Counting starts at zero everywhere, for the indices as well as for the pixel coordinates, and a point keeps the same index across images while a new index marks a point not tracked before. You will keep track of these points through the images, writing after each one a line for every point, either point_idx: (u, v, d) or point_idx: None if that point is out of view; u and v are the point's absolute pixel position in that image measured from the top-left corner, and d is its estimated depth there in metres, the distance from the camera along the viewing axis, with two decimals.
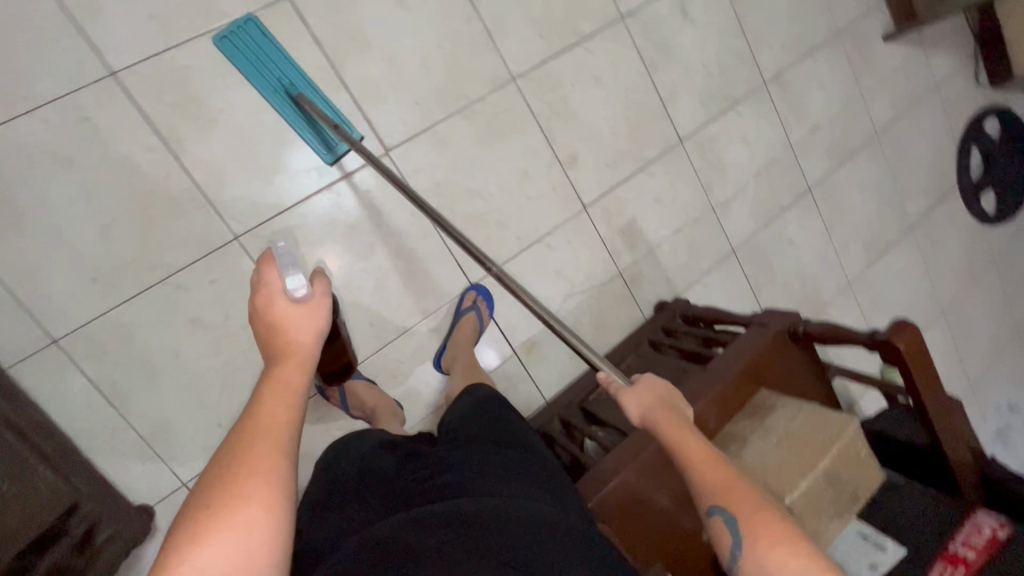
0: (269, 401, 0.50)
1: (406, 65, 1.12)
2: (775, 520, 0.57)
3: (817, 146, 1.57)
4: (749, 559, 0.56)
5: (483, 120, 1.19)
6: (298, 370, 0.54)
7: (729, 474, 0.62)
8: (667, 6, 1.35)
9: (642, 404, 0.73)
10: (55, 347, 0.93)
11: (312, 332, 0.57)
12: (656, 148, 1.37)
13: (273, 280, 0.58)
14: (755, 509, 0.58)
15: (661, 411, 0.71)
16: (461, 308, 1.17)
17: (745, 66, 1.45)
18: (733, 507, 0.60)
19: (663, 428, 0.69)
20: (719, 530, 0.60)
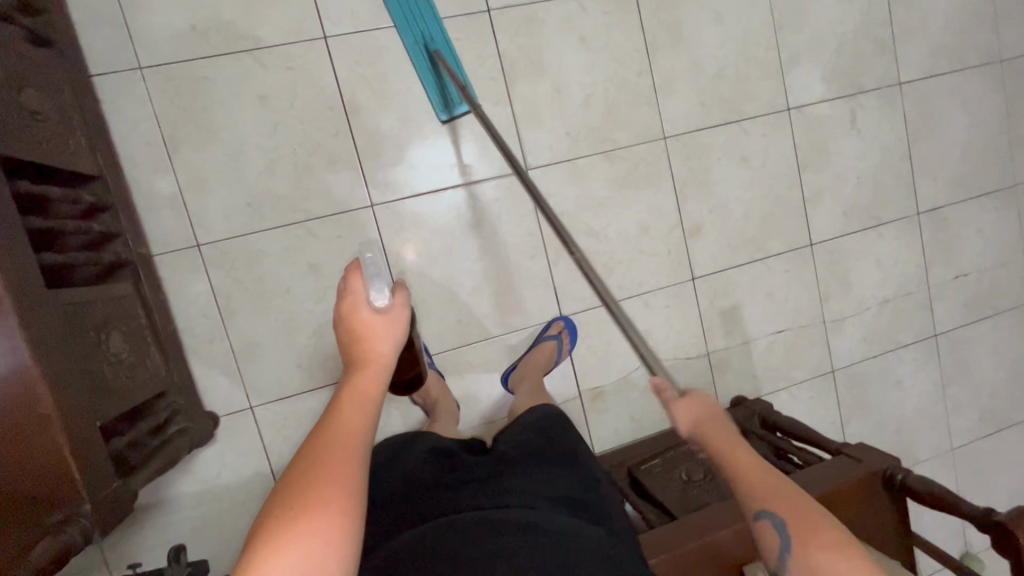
0: (345, 418, 0.54)
1: (569, 97, 1.18)
2: (829, 531, 0.55)
3: (957, 293, 1.45)
4: (799, 566, 0.55)
5: (624, 167, 1.21)
6: (375, 384, 0.57)
7: (793, 494, 0.59)
8: (838, 111, 1.33)
9: (693, 416, 0.64)
10: (195, 251, 1.04)
11: (389, 343, 0.60)
12: (781, 245, 1.32)
13: (358, 288, 0.61)
14: (819, 527, 0.55)
15: (714, 427, 0.63)
16: (545, 333, 1.18)
17: (902, 191, 1.39)
18: (806, 528, 0.56)
19: (723, 449, 0.62)
20: (764, 533, 0.58)
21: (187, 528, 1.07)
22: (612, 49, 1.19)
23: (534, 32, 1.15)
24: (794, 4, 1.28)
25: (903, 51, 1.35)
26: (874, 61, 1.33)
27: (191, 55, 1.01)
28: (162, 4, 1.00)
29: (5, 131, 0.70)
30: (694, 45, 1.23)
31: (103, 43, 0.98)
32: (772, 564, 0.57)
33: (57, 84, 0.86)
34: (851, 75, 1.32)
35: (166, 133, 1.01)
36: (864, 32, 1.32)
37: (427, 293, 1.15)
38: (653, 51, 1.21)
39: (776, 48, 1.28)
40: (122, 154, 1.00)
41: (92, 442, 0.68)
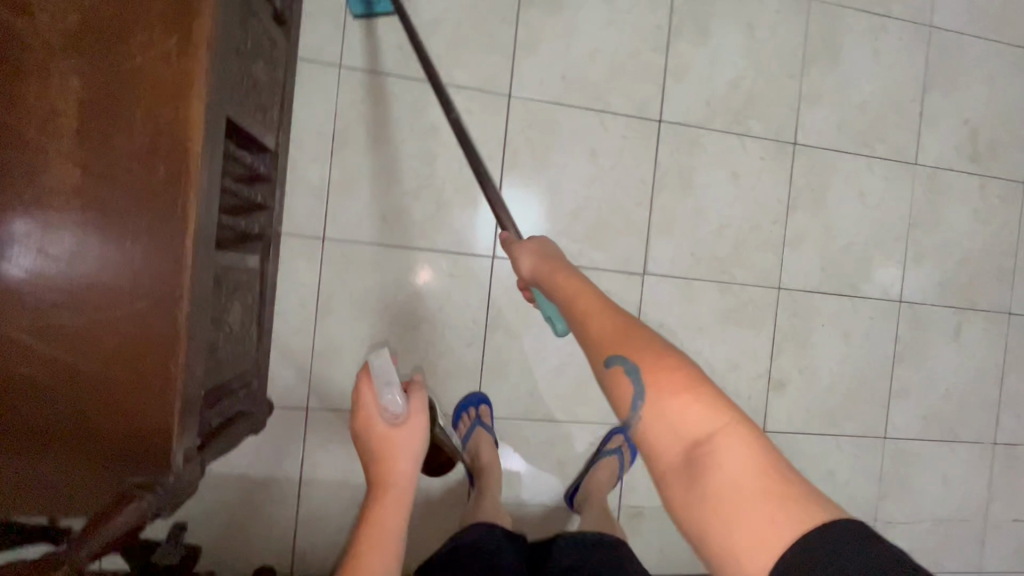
0: (370, 545, 0.60)
1: (705, 221, 1.21)
2: (677, 364, 0.47)
3: (1012, 536, 1.40)
4: (650, 415, 0.45)
5: (733, 303, 1.22)
6: (396, 504, 0.63)
7: (628, 324, 0.50)
8: (945, 318, 1.33)
9: (534, 261, 0.63)
10: (319, 243, 1.05)
11: (407, 459, 0.65)
12: (857, 428, 1.30)
13: (369, 402, 0.66)
14: (655, 355, 0.47)
15: (552, 268, 0.60)
16: (604, 449, 1.14)
17: (984, 415, 1.37)
18: (626, 346, 0.48)
19: (558, 285, 0.58)
20: (617, 384, 0.47)
21: (199, 509, 1.03)
22: (757, 191, 1.23)
23: (693, 153, 1.19)
24: (932, 207, 1.32)
25: (1020, 284, 1.37)
26: (991, 285, 1.36)
27: (388, 71, 1.07)
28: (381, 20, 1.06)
29: (235, 95, 0.73)
30: (832, 213, 1.27)
31: (318, 35, 1.04)
32: (621, 416, 0.47)
33: (276, 62, 0.90)
34: (966, 289, 1.34)
35: (338, 130, 1.05)
36: (989, 254, 1.35)
37: (511, 356, 1.13)
38: (794, 207, 1.24)
39: (905, 241, 1.31)
40: (292, 135, 1.04)
41: (192, 418, 0.66)
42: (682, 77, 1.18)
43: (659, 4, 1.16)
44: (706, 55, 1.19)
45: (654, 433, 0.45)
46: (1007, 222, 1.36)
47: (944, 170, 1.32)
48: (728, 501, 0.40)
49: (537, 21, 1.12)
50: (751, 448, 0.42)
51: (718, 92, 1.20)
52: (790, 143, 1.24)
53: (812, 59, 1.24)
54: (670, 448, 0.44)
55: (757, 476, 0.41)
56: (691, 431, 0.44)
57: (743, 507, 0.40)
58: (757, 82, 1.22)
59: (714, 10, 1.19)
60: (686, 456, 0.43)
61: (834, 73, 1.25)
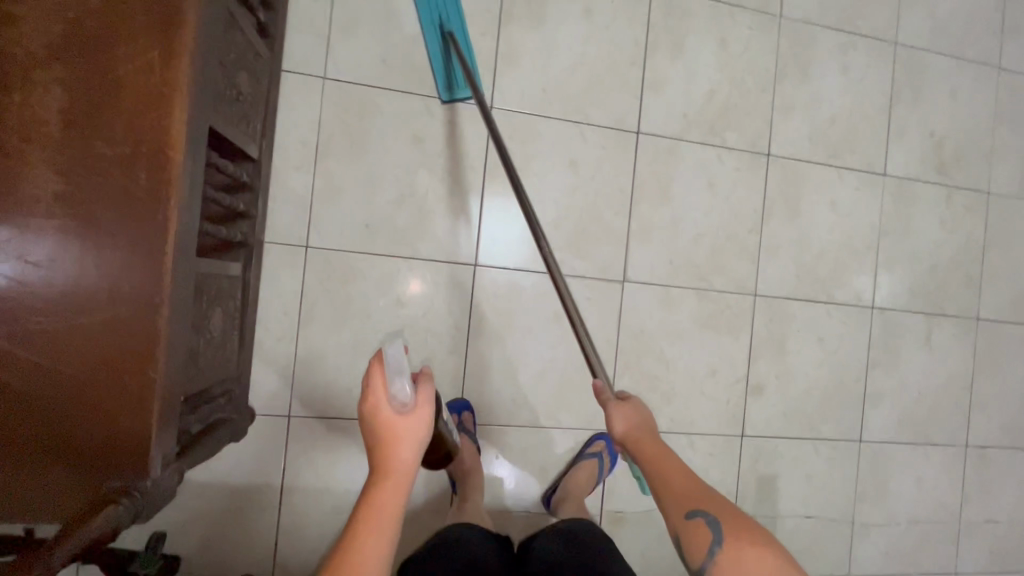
0: (365, 531, 0.60)
1: (683, 230, 1.24)
2: (727, 506, 0.62)
3: (985, 537, 1.43)
4: (734, 562, 0.59)
5: (710, 309, 1.25)
6: (395, 491, 0.63)
7: (706, 488, 0.65)
8: (916, 324, 1.37)
9: (629, 422, 0.73)
10: (302, 250, 1.06)
11: (412, 448, 0.64)
12: (833, 431, 1.32)
13: (377, 390, 0.64)
14: (733, 515, 0.61)
15: (643, 440, 0.71)
16: (585, 452, 1.17)
17: (956, 419, 1.41)
18: (719, 511, 0.62)
19: (647, 456, 0.69)
20: (699, 533, 0.61)
21: (178, 518, 1.02)
22: (732, 200, 1.26)
23: (670, 163, 1.23)
24: (902, 216, 1.36)
25: (987, 291, 1.42)
26: (959, 292, 1.40)
27: (371, 82, 1.09)
28: (365, 33, 1.08)
29: (217, 104, 0.74)
30: (805, 221, 1.30)
31: (302, 47, 1.06)
32: (696, 563, 0.61)
33: (260, 73, 0.92)
34: (936, 296, 1.38)
35: (321, 139, 1.07)
36: (957, 262, 1.40)
37: (494, 363, 1.15)
38: (768, 216, 1.28)
39: (876, 249, 1.35)
40: (276, 144, 1.05)
41: (170, 423, 0.66)
42: (659, 90, 1.22)
43: (636, 20, 1.20)
44: (682, 70, 1.23)
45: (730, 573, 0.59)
46: (972, 230, 1.41)
47: (912, 181, 1.37)
48: None
49: (518, 35, 1.15)
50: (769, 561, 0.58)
51: (694, 105, 1.24)
52: (764, 155, 1.28)
53: (785, 73, 1.29)
54: None
55: None
56: None
57: None
58: (732, 95, 1.26)
59: (689, 26, 1.23)
60: None
61: (805, 87, 1.30)
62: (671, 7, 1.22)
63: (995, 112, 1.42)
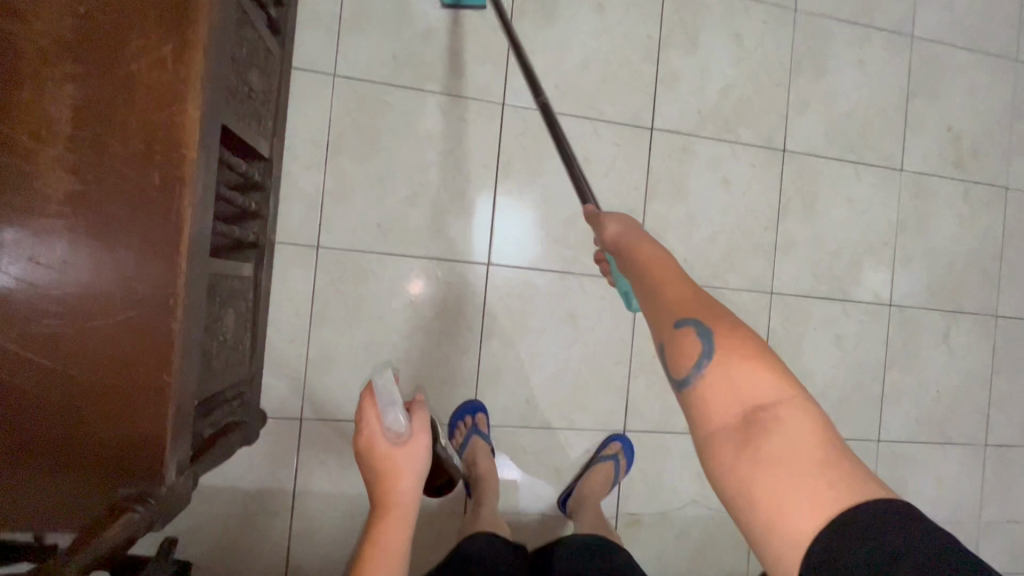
0: (371, 568, 0.60)
1: (698, 227, 1.22)
2: (745, 336, 0.46)
3: (1006, 538, 1.41)
4: (715, 370, 0.45)
5: (726, 307, 1.23)
6: (399, 526, 0.63)
7: (706, 300, 0.50)
8: (933, 322, 1.35)
9: (623, 231, 0.61)
10: (313, 251, 1.04)
11: (411, 479, 0.64)
12: (851, 431, 1.30)
13: (373, 425, 0.63)
14: (733, 327, 0.46)
15: (640, 236, 0.59)
16: (602, 453, 1.15)
17: (975, 418, 1.38)
18: (712, 321, 0.47)
19: (645, 253, 0.56)
20: (684, 339, 0.47)
21: (189, 524, 1.01)
22: (748, 196, 1.24)
23: (685, 159, 1.21)
24: (919, 212, 1.34)
25: (1006, 288, 1.40)
26: (977, 289, 1.38)
27: (382, 80, 1.07)
28: (375, 29, 1.07)
29: (230, 101, 0.73)
30: (821, 217, 1.28)
31: (311, 44, 1.04)
32: (678, 373, 0.46)
33: (271, 70, 0.90)
34: (953, 294, 1.36)
35: (331, 138, 1.05)
36: (975, 258, 1.38)
37: (507, 363, 1.13)
38: (784, 213, 1.26)
39: (893, 245, 1.33)
40: (286, 143, 1.03)
41: (184, 428, 0.65)
42: (673, 85, 1.20)
43: (649, 15, 1.18)
44: (696, 64, 1.21)
45: (717, 385, 0.44)
46: (990, 226, 1.38)
47: (929, 176, 1.35)
48: (825, 482, 0.39)
49: (530, 31, 1.13)
50: (812, 415, 0.43)
51: (708, 100, 1.22)
52: (779, 151, 1.26)
53: (800, 68, 1.27)
54: (726, 407, 0.44)
55: (796, 441, 0.41)
56: (748, 394, 0.43)
57: (843, 484, 0.39)
58: (746, 91, 1.24)
59: (703, 20, 1.21)
60: (742, 417, 0.43)
61: (821, 81, 1.28)
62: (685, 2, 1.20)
63: (1013, 106, 1.40)
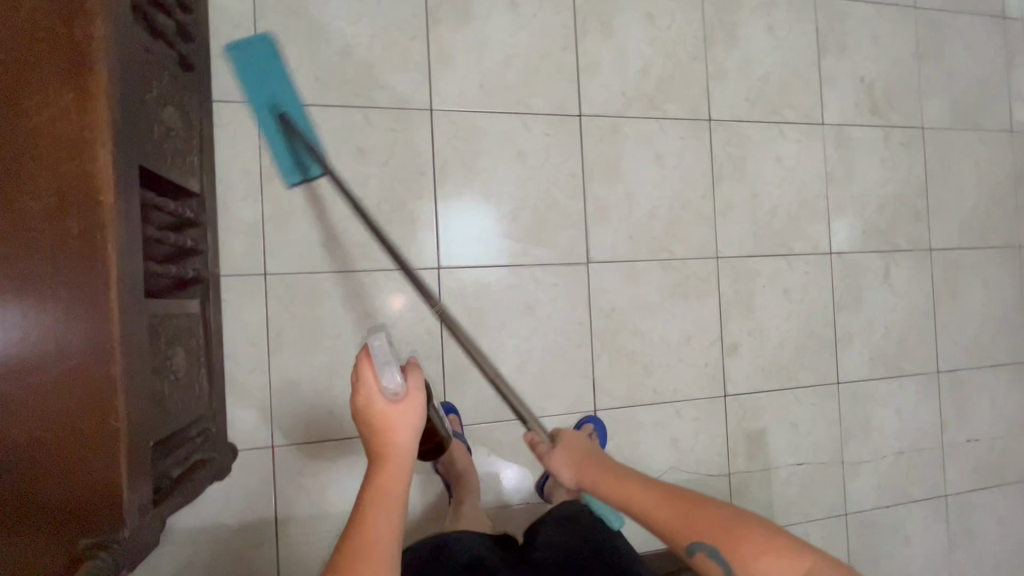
0: (374, 511, 0.64)
1: (638, 204, 1.26)
2: (701, 512, 0.70)
3: (968, 456, 1.49)
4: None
5: (676, 277, 1.27)
6: (397, 476, 0.68)
7: (674, 501, 0.72)
8: (873, 263, 1.42)
9: (576, 466, 0.83)
10: (261, 278, 1.05)
11: (408, 432, 0.69)
12: (811, 377, 1.36)
13: (369, 382, 0.69)
14: (716, 525, 0.68)
15: (591, 469, 0.81)
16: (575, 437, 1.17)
17: (924, 348, 1.46)
18: (704, 530, 0.68)
19: (604, 486, 0.78)
20: (705, 562, 0.67)
21: (174, 567, 1.00)
22: (681, 168, 1.29)
23: (616, 140, 1.25)
24: (845, 162, 1.41)
25: (935, 222, 1.48)
26: (909, 226, 1.45)
27: (307, 101, 1.08)
28: (293, 53, 1.08)
29: (146, 142, 0.73)
30: (754, 179, 1.34)
31: (229, 75, 1.05)
32: None
33: (189, 106, 0.90)
34: (888, 234, 1.44)
35: (263, 165, 1.06)
36: (903, 198, 1.45)
37: (471, 362, 1.15)
38: (718, 179, 1.31)
39: (825, 196, 1.39)
40: (219, 175, 1.03)
41: (141, 470, 0.65)
42: (595, 71, 1.24)
43: (562, 5, 1.22)
44: (614, 48, 1.25)
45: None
46: (912, 166, 1.46)
47: (849, 127, 1.41)
48: None
49: (447, 35, 1.15)
50: (773, 565, 0.64)
51: (630, 81, 1.26)
52: (706, 121, 1.31)
53: (713, 39, 1.32)
54: None
55: None
56: None
57: None
58: (666, 68, 1.28)
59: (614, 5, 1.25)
60: None
61: (735, 50, 1.33)
62: None
63: (918, 50, 1.47)
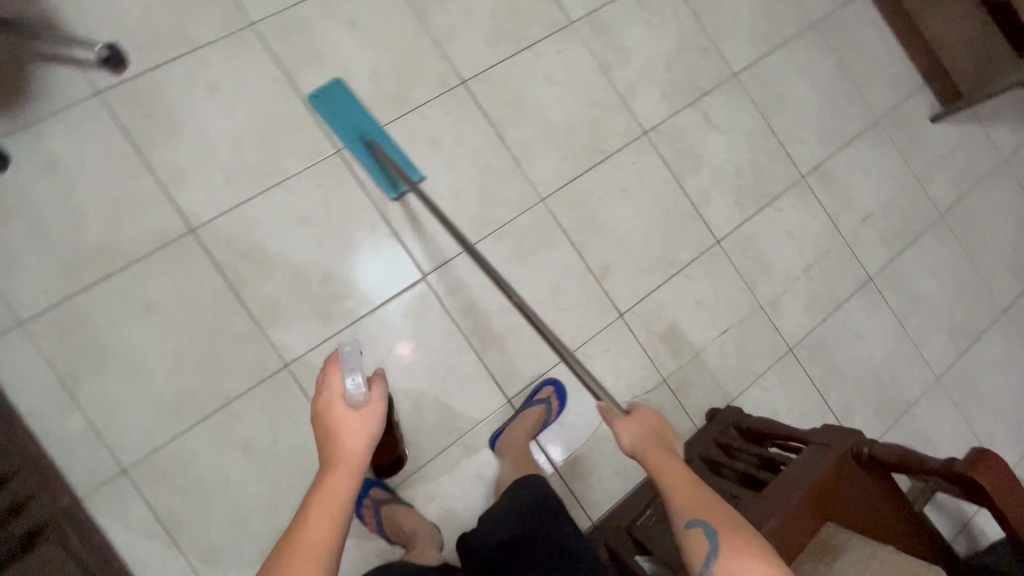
0: (319, 511, 0.61)
1: (440, 197, 1.23)
2: (733, 520, 0.69)
3: (871, 233, 1.49)
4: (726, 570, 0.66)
5: (514, 240, 1.25)
6: (344, 477, 0.65)
7: (713, 501, 0.72)
8: (690, 118, 1.41)
9: (635, 437, 0.81)
10: (122, 476, 1.02)
11: (364, 438, 0.67)
12: (690, 252, 1.36)
13: (334, 389, 0.68)
14: (738, 530, 0.68)
15: (651, 440, 0.80)
16: (533, 398, 1.18)
17: (781, 164, 1.45)
18: (717, 523, 0.69)
19: (654, 459, 0.78)
20: (697, 541, 0.69)
21: None
22: (463, 140, 1.26)
23: (386, 153, 1.21)
24: (612, 44, 1.38)
25: (726, 47, 1.46)
26: (704, 65, 1.44)
27: (68, 294, 1.04)
28: (32, 260, 1.04)
29: None
30: (537, 109, 1.31)
31: None
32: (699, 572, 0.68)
33: None
34: (689, 84, 1.42)
35: (62, 375, 1.02)
36: (684, 44, 1.43)
37: None
38: (502, 130, 1.28)
39: (612, 85, 1.37)
40: (24, 411, 1.00)
41: None
42: (329, 102, 1.20)
43: (262, 62, 1.17)
44: (335, 71, 1.21)
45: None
46: (677, 11, 1.44)
47: (599, 10, 1.38)
48: None
49: (167, 154, 1.11)
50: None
51: (368, 91, 1.22)
52: (460, 85, 1.27)
53: (425, 7, 1.27)
54: None
55: None
56: None
57: None
58: (394, 59, 1.24)
59: (312, 31, 1.20)
60: None
61: (451, 3, 1.29)
62: (284, 29, 1.19)
63: None
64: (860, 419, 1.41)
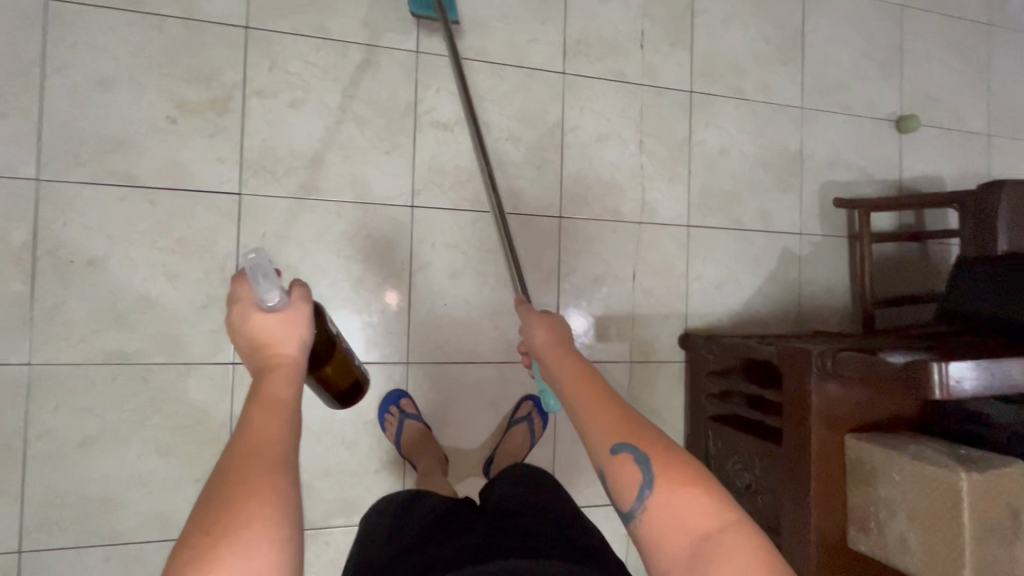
0: (259, 413, 0.49)
1: (339, 457, 1.11)
2: (680, 458, 0.54)
3: (658, 50, 1.31)
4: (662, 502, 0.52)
5: (423, 408, 1.16)
6: (284, 378, 0.52)
7: (632, 416, 0.57)
8: (429, 143, 1.16)
9: (544, 336, 0.68)
10: None
11: (297, 342, 0.54)
12: (549, 250, 1.23)
13: (247, 295, 0.55)
14: (669, 453, 0.54)
15: (562, 351, 0.67)
16: (515, 419, 1.18)
17: (538, 85, 1.23)
18: (635, 436, 0.55)
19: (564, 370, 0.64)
20: (620, 471, 0.54)
21: None
22: None
23: None
24: (293, 164, 1.09)
25: (382, 36, 1.13)
26: (384, 78, 1.13)
27: None
28: None
29: None
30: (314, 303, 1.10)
31: None
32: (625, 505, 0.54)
33: None
34: (394, 113, 1.14)
35: None
36: (348, 83, 1.11)
37: None
38: None
39: (340, 202, 1.11)
40: None
41: None
42: (165, 513, 1.02)
43: (75, 560, 0.98)
44: (133, 489, 1.01)
45: (665, 518, 0.52)
46: (304, 59, 1.09)
47: (245, 149, 1.06)
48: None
49: None
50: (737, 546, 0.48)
51: (178, 467, 1.03)
52: (235, 367, 1.05)
53: (116, 349, 1.00)
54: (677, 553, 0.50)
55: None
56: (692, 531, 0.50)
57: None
58: (159, 420, 1.02)
59: (70, 490, 0.98)
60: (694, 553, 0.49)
61: (132, 316, 1.01)
62: (49, 520, 0.97)
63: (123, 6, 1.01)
64: (779, 207, 1.39)
